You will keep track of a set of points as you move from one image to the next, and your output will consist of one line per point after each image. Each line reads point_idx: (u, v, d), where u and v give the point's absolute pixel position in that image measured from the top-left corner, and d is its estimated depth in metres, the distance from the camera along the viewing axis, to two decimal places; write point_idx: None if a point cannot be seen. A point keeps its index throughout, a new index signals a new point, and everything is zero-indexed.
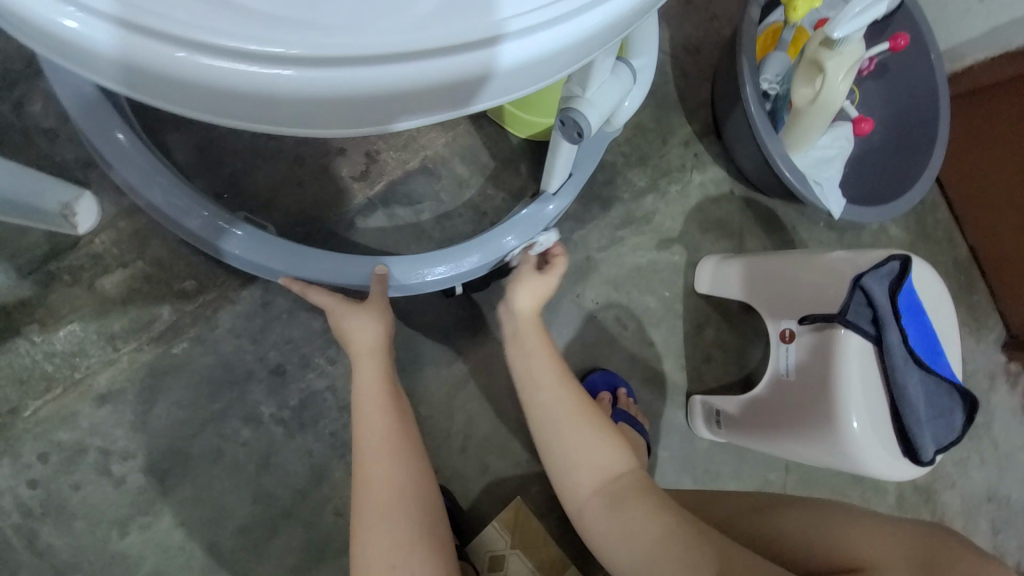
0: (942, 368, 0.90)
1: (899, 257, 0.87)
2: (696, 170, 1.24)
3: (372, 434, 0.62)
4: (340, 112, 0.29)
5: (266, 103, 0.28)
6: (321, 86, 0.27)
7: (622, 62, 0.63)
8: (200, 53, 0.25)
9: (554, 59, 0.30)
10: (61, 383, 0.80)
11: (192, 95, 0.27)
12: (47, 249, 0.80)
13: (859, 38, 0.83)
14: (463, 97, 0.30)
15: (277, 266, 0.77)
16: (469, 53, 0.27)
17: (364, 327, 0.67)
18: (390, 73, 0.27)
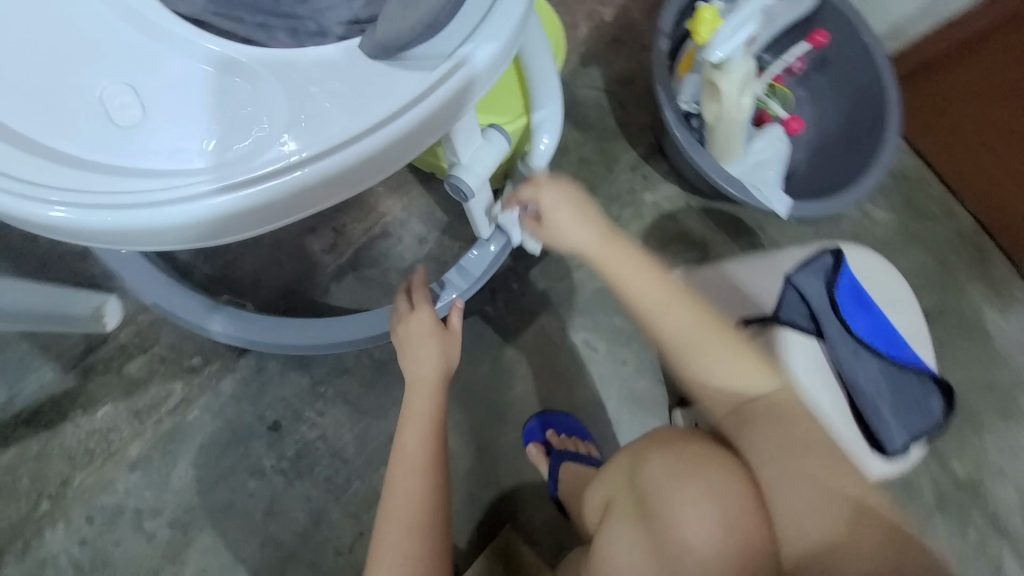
0: (907, 356, 0.89)
1: (830, 251, 0.89)
2: (647, 191, 1.30)
3: (405, 450, 0.72)
4: (333, 184, 0.48)
5: (314, 189, 0.48)
6: (333, 163, 0.46)
7: (498, 129, 0.74)
8: (259, 179, 0.45)
9: (453, 105, 0.50)
10: (100, 456, 0.96)
11: (272, 209, 0.47)
12: (85, 346, 0.99)
13: (742, 55, 0.90)
14: (410, 144, 0.50)
15: (252, 338, 0.96)
16: (400, 116, 0.48)
17: (440, 351, 0.78)
18: (375, 136, 0.47)
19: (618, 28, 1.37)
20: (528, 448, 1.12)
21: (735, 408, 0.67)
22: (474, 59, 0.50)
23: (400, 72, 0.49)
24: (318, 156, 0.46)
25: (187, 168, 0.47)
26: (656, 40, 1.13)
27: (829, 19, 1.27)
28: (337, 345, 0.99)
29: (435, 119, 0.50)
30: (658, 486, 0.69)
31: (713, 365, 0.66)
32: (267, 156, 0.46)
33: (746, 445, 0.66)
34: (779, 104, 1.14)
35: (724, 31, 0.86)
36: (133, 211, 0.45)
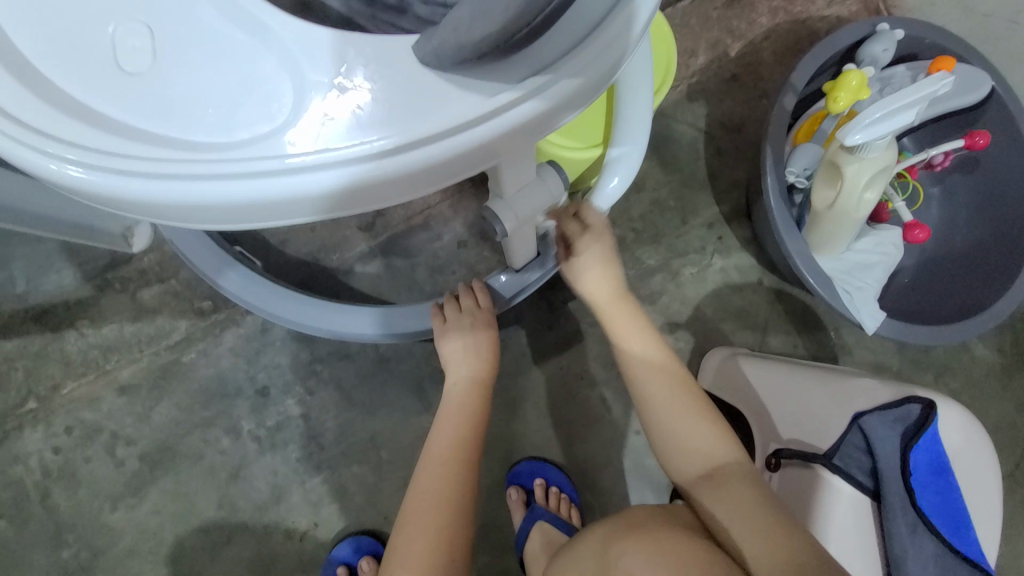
0: (973, 548, 0.70)
1: (920, 402, 0.72)
2: (718, 254, 1.16)
3: (440, 441, 0.80)
4: (384, 189, 0.41)
5: (380, 188, 0.40)
6: (409, 161, 0.39)
7: (556, 166, 0.64)
8: (318, 168, 0.38)
9: (519, 134, 0.42)
10: (94, 371, 0.97)
11: (327, 202, 0.40)
12: (109, 261, 0.99)
13: (884, 145, 0.74)
14: (459, 167, 0.42)
15: (254, 303, 0.93)
16: (463, 132, 0.40)
17: (484, 355, 0.87)
18: (460, 139, 0.40)
19: (740, 66, 1.22)
20: (508, 490, 1.04)
21: (705, 469, 0.67)
22: (556, 88, 0.41)
23: (463, 82, 0.39)
24: (344, 161, 0.38)
25: (184, 137, 0.39)
26: (782, 94, 0.97)
27: (994, 118, 1.05)
28: (332, 334, 0.95)
29: (493, 146, 0.42)
30: (616, 551, 0.63)
31: (682, 424, 0.71)
32: (282, 149, 0.38)
33: (712, 504, 0.64)
34: (906, 203, 0.96)
35: (870, 113, 0.70)
36: (116, 177, 0.38)
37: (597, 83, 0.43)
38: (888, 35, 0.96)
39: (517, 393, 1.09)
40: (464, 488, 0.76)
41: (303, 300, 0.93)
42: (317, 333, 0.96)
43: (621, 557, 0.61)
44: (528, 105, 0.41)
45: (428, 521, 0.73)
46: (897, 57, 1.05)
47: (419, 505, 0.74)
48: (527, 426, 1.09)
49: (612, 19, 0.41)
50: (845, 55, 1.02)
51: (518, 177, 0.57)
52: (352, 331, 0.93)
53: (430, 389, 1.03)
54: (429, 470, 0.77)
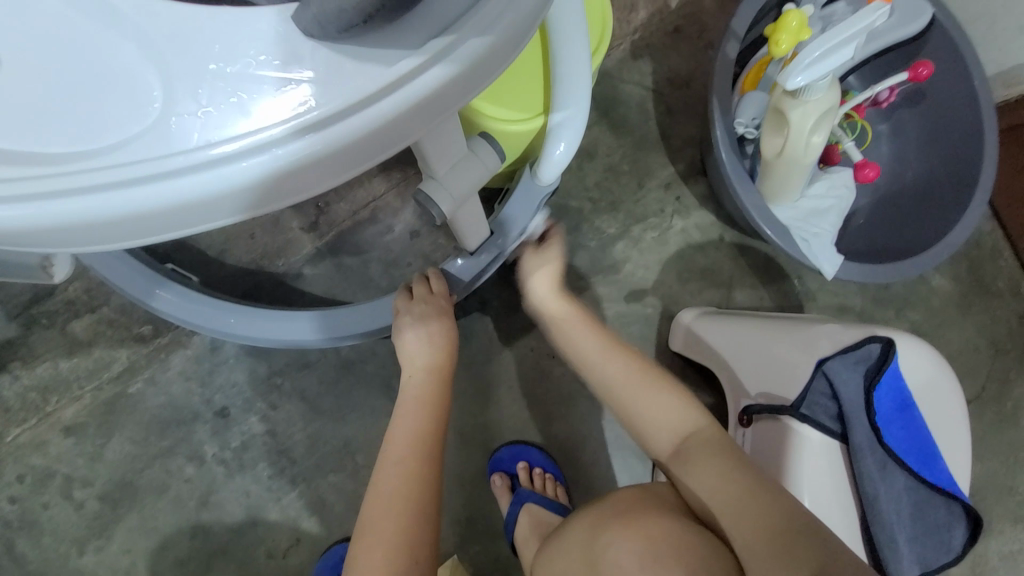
0: (941, 477, 0.74)
1: (879, 341, 0.73)
2: (677, 215, 1.14)
3: (397, 438, 0.76)
4: (290, 182, 0.33)
5: (284, 182, 0.33)
6: (312, 145, 0.32)
7: (488, 139, 0.61)
8: (199, 168, 0.31)
9: (447, 100, 0.35)
10: (34, 414, 0.90)
11: (223, 207, 0.32)
12: (29, 296, 0.90)
13: (826, 86, 0.72)
14: (381, 147, 0.34)
15: (198, 321, 0.87)
16: (373, 103, 0.32)
17: (435, 344, 0.81)
18: (371, 111, 0.32)
19: (681, 17, 1.17)
20: (491, 477, 1.03)
21: (675, 443, 0.66)
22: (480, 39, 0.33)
23: (367, 51, 0.32)
24: (233, 156, 0.31)
25: (25, 150, 0.31)
26: (724, 42, 0.93)
27: (936, 48, 1.04)
28: (288, 344, 0.91)
29: (418, 117, 0.34)
30: (604, 540, 0.62)
31: (646, 398, 0.69)
32: (151, 151, 0.30)
33: (690, 479, 0.62)
34: (854, 143, 0.96)
35: (808, 53, 0.68)
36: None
37: (525, 29, 0.36)
38: None
39: (491, 379, 1.07)
40: (423, 482, 0.73)
41: (252, 311, 0.88)
42: (270, 344, 0.91)
43: (608, 548, 0.61)
44: (450, 62, 0.33)
45: (388, 520, 0.70)
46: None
47: (378, 506, 0.71)
48: (503, 411, 1.07)
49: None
50: None
51: (443, 153, 0.54)
52: (309, 337, 0.89)
53: (399, 387, 1.00)
54: (387, 468, 0.74)
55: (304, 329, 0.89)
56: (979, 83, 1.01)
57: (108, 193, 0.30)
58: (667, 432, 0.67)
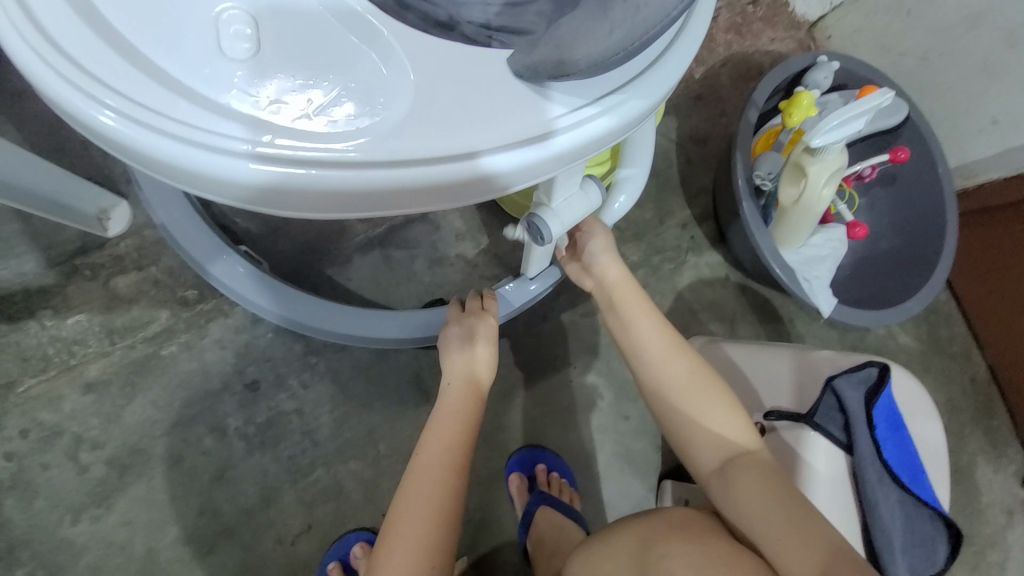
0: (926, 491, 0.83)
1: (876, 365, 0.84)
2: (691, 252, 1.28)
3: (437, 432, 0.73)
4: (358, 200, 0.38)
5: (352, 198, 0.38)
6: (387, 176, 0.37)
7: (596, 179, 0.67)
8: (289, 162, 0.36)
9: (512, 175, 0.40)
10: (58, 367, 0.89)
11: (295, 199, 0.37)
12: (78, 246, 0.92)
13: (840, 148, 0.87)
14: (426, 200, 0.40)
15: (256, 297, 0.89)
16: (462, 163, 0.38)
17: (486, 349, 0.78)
18: (456, 166, 0.38)
19: (703, 87, 1.37)
20: (510, 477, 1.06)
21: (719, 460, 0.70)
22: (555, 148, 0.40)
23: (482, 125, 0.38)
24: (301, 166, 0.36)
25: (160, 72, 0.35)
26: (745, 108, 1.11)
27: (908, 138, 1.27)
28: (338, 335, 0.93)
29: (472, 187, 0.40)
30: (657, 553, 0.67)
31: (702, 411, 0.72)
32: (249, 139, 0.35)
33: (732, 492, 0.67)
34: (847, 206, 1.13)
35: (830, 119, 0.84)
36: (76, 97, 0.34)
37: (601, 142, 0.43)
38: (826, 65, 1.14)
39: (515, 382, 1.12)
40: (445, 508, 0.68)
41: (312, 298, 0.91)
42: (316, 334, 0.93)
43: (665, 558, 0.66)
44: (523, 154, 0.39)
45: (412, 517, 0.67)
46: (833, 86, 1.24)
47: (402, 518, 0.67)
48: (522, 415, 1.11)
49: (589, 119, 0.41)
50: (794, 79, 1.19)
51: (564, 184, 0.60)
52: (359, 332, 0.91)
53: (430, 380, 1.01)
54: (424, 465, 0.71)
55: (357, 326, 0.91)
56: (942, 171, 1.24)
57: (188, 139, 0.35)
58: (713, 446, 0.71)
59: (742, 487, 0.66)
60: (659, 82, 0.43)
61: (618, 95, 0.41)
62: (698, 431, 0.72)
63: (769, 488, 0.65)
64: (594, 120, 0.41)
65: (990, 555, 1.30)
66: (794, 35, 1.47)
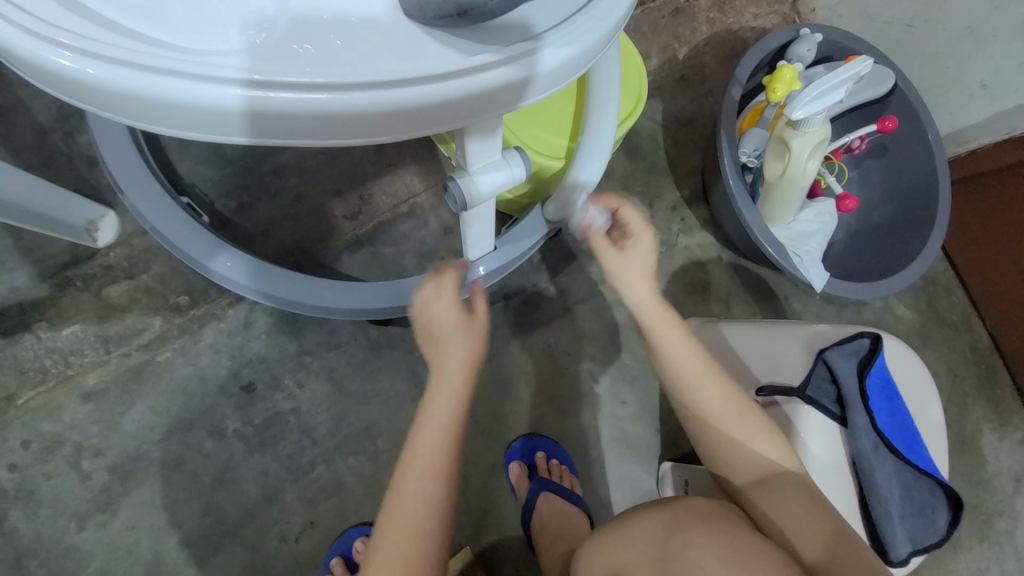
0: (923, 460, 0.83)
1: (869, 335, 0.83)
2: (682, 234, 1.27)
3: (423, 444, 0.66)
4: (331, 124, 0.40)
5: (325, 121, 0.39)
6: (359, 99, 0.38)
7: (522, 151, 0.65)
8: (260, 88, 0.37)
9: (480, 99, 0.42)
10: (55, 378, 0.90)
11: (271, 124, 0.39)
12: (68, 258, 0.93)
13: (822, 119, 0.86)
14: (388, 123, 0.41)
15: (244, 280, 0.89)
16: (427, 86, 0.39)
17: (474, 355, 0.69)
18: (424, 90, 0.39)
19: (687, 67, 1.36)
20: (509, 466, 1.07)
21: (755, 476, 0.73)
22: (520, 74, 0.41)
23: (433, 45, 0.39)
24: (263, 82, 0.37)
25: (128, 24, 0.37)
26: (728, 86, 1.10)
27: (896, 108, 1.26)
28: (325, 310, 0.92)
29: (444, 108, 0.41)
30: (682, 540, 0.67)
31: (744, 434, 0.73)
32: (214, 62, 0.37)
33: (770, 507, 0.70)
34: (836, 179, 1.12)
35: (809, 91, 0.83)
36: (27, 39, 0.35)
37: (564, 73, 0.44)
38: (809, 37, 1.13)
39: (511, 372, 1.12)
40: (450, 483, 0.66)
41: (297, 275, 0.90)
42: (306, 311, 0.92)
43: (687, 550, 0.66)
44: (489, 77, 0.41)
45: (396, 523, 0.63)
46: (818, 58, 1.23)
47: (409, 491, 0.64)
48: (519, 405, 1.11)
49: (550, 45, 0.42)
50: (776, 54, 1.18)
51: (481, 148, 0.59)
52: (345, 304, 0.90)
53: (424, 373, 1.01)
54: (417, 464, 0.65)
55: (344, 301, 0.91)
56: (933, 138, 1.23)
57: (157, 72, 0.36)
58: (751, 464, 0.73)
59: (779, 501, 0.70)
60: (610, 7, 0.44)
61: (573, 20, 0.42)
62: (740, 453, 0.73)
63: (804, 503, 0.70)
64: (556, 47, 0.42)
65: (1000, 524, 1.29)
66: (778, 10, 1.45)
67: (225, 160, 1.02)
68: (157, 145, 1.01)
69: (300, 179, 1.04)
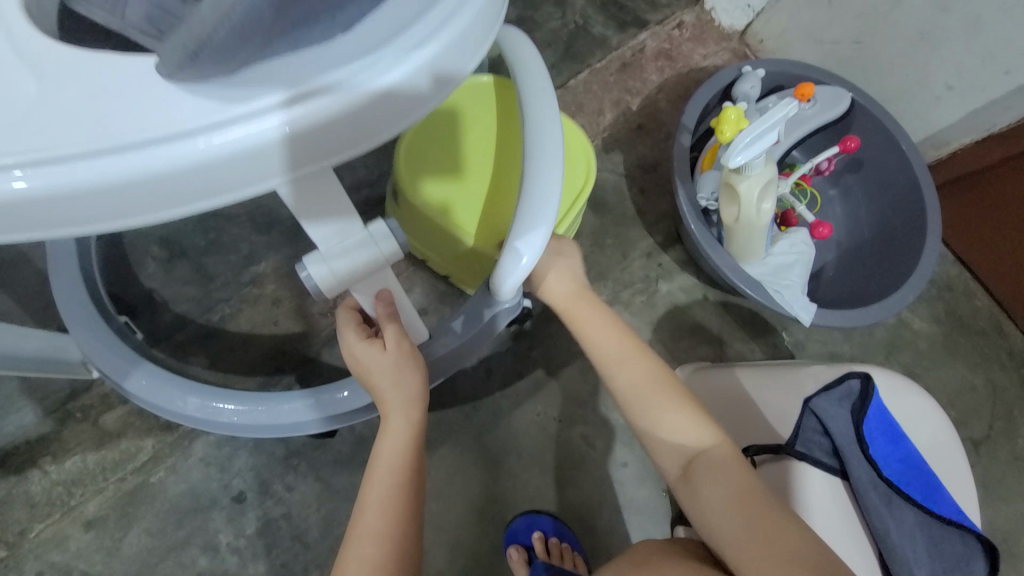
0: (947, 508, 0.75)
1: (857, 376, 0.78)
2: (662, 279, 1.26)
3: (372, 495, 0.62)
4: (234, 179, 0.33)
5: (222, 179, 0.32)
6: (251, 139, 0.31)
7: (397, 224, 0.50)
8: (124, 160, 0.30)
9: (399, 101, 0.33)
10: (60, 509, 0.94)
11: (157, 200, 0.32)
12: (69, 390, 0.99)
13: (762, 162, 0.86)
14: (298, 159, 0.33)
15: (155, 394, 0.83)
16: (323, 102, 0.31)
17: (417, 378, 0.65)
18: (321, 108, 0.31)
19: (643, 116, 1.39)
20: (508, 551, 1.02)
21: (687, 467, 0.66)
22: (433, 52, 0.33)
23: (312, 54, 0.31)
24: (128, 157, 0.30)
25: None
26: (677, 133, 1.11)
27: (862, 123, 1.23)
28: (246, 423, 0.83)
29: (409, 98, 0.33)
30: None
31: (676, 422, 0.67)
32: (100, 137, 0.30)
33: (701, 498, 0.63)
34: (806, 207, 1.11)
35: (743, 138, 0.83)
36: None
37: (483, 31, 0.35)
38: (751, 74, 1.14)
39: (501, 447, 1.09)
40: (401, 531, 0.60)
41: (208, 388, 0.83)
42: (227, 427, 0.85)
43: None
44: (395, 67, 0.32)
45: None
46: (769, 89, 1.23)
47: (356, 553, 0.59)
48: (515, 481, 1.08)
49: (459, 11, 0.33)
50: (723, 94, 1.20)
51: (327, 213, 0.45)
52: (267, 414, 0.82)
53: None
54: (363, 519, 0.61)
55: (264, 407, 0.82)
56: (906, 147, 1.18)
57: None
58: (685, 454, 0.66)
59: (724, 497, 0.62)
60: None
61: None
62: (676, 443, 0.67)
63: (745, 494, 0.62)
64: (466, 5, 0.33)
65: None
66: (726, 46, 1.48)
67: (206, 277, 1.08)
68: (138, 271, 1.07)
69: (277, 284, 1.09)
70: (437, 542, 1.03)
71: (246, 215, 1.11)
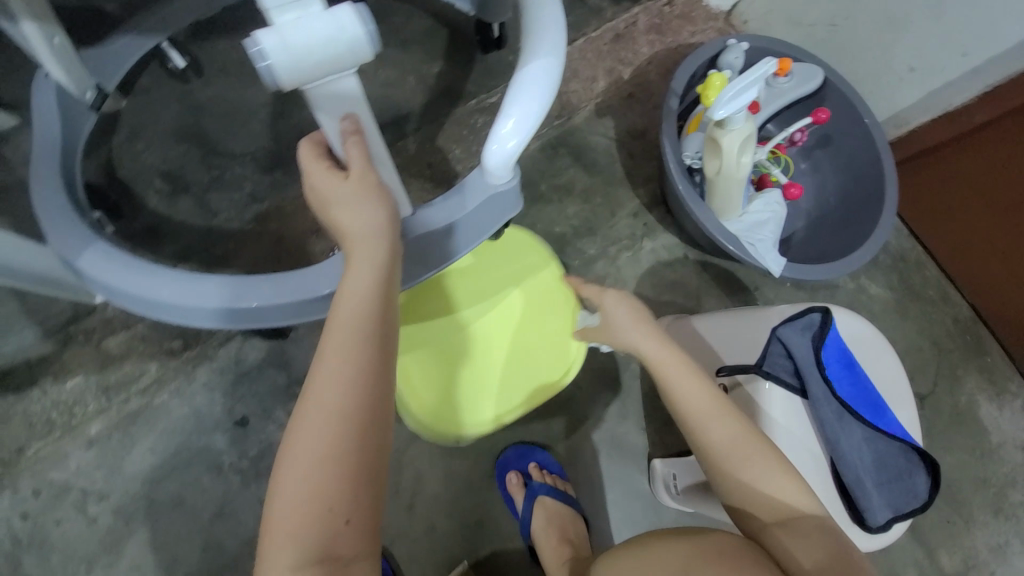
0: (893, 425, 0.86)
1: (818, 310, 0.86)
2: (647, 238, 1.34)
3: (329, 348, 0.54)
4: None
5: None
6: None
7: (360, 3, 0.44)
8: None
9: None
10: (60, 429, 0.96)
11: None
12: (69, 315, 1.00)
13: (742, 117, 0.95)
14: None
15: (111, 277, 0.78)
16: None
17: (381, 208, 0.59)
18: None
19: (633, 85, 1.46)
20: (506, 477, 1.08)
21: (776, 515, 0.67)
22: None
23: None
24: None
25: None
26: (667, 96, 1.19)
27: (833, 99, 1.33)
28: (207, 310, 0.78)
29: None
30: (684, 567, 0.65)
31: (751, 469, 0.70)
32: None
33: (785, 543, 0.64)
34: (780, 171, 1.21)
35: (726, 92, 0.91)
36: None
37: None
38: (736, 47, 1.23)
39: None
40: (371, 368, 0.55)
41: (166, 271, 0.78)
42: (184, 313, 0.79)
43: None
44: None
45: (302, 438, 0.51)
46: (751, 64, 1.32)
47: (322, 392, 0.53)
48: None
49: None
50: (710, 64, 1.28)
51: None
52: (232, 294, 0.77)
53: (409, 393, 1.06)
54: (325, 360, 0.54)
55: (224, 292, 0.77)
56: (869, 120, 1.28)
57: None
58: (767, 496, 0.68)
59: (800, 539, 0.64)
60: None
61: None
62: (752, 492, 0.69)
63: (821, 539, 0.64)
64: None
65: (1010, 495, 1.30)
66: (713, 25, 1.56)
67: (209, 213, 1.10)
68: (140, 203, 1.09)
69: (280, 222, 1.11)
70: (430, 471, 1.09)
71: (249, 155, 1.13)
